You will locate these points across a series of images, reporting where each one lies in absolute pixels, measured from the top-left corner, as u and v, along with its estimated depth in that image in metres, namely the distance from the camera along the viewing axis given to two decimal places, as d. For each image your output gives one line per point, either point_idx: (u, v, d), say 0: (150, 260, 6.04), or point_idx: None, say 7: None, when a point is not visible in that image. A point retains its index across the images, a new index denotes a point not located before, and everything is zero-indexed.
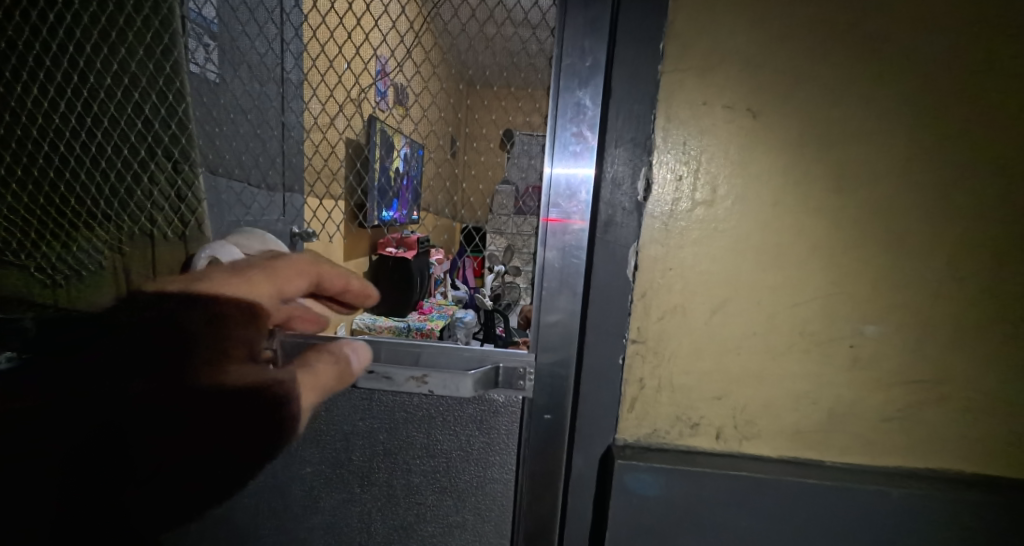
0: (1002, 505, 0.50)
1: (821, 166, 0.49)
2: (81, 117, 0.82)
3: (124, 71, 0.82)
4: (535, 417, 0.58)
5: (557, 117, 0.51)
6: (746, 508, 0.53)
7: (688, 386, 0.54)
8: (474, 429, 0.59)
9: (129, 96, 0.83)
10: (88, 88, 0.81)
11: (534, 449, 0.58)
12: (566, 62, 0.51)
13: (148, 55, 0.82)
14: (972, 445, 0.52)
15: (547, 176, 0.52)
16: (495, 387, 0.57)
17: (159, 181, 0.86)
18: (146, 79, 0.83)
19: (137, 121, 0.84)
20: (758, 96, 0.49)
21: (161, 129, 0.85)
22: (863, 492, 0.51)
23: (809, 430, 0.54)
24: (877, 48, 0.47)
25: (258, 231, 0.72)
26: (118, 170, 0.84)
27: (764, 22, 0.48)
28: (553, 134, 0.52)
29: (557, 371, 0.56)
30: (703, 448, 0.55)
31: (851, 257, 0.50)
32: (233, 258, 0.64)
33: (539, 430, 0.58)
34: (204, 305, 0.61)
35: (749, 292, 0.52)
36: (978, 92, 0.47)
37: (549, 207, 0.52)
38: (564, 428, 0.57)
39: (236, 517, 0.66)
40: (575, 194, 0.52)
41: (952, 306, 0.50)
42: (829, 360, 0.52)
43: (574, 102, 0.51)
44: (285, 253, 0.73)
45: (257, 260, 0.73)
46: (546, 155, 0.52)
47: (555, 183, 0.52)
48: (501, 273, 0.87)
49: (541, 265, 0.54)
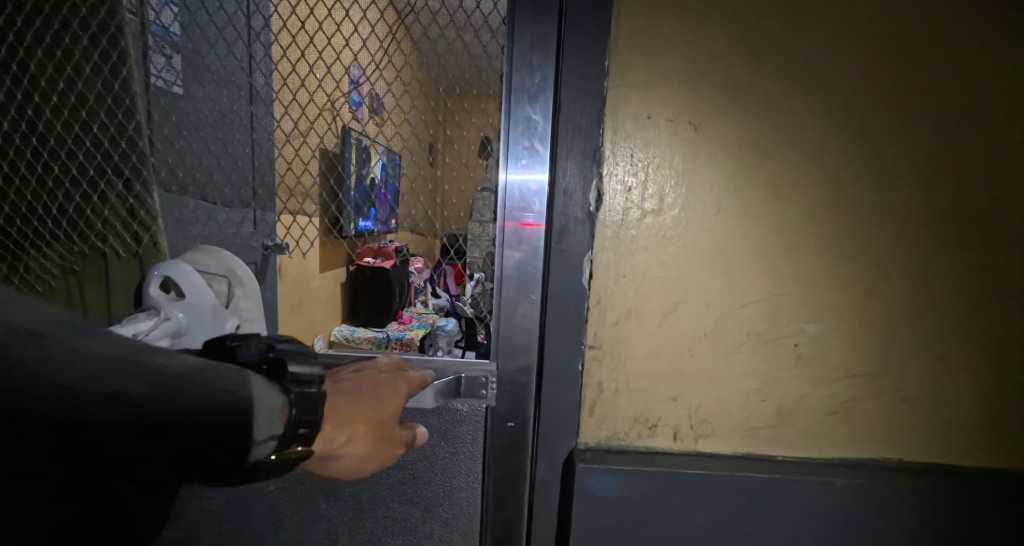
0: (937, 490, 0.53)
1: (760, 175, 0.52)
2: (26, 137, 0.80)
3: (71, 89, 0.80)
4: (499, 424, 0.59)
5: (507, 131, 0.54)
6: (701, 504, 0.55)
7: (644, 389, 0.56)
8: (438, 438, 0.61)
9: (77, 113, 0.81)
10: (33, 107, 0.80)
11: (497, 456, 0.59)
12: (515, 79, 0.53)
13: (96, 73, 0.80)
14: (910, 434, 0.55)
15: (502, 182, 0.54)
16: (457, 397, 0.59)
17: (110, 200, 0.84)
18: (94, 97, 0.81)
19: (86, 138, 0.82)
20: (699, 109, 0.51)
21: (111, 147, 0.82)
22: (810, 483, 0.53)
23: (759, 426, 0.56)
24: (806, 64, 0.51)
25: (213, 249, 0.76)
26: (68, 190, 0.82)
27: (701, 40, 0.50)
28: (505, 148, 0.54)
29: (517, 378, 0.57)
30: (661, 448, 0.57)
31: (792, 259, 0.53)
32: (188, 277, 0.68)
33: (502, 437, 0.59)
34: (157, 324, 0.64)
35: (699, 295, 0.54)
36: (900, 104, 0.51)
37: (505, 216, 0.55)
38: (525, 434, 0.59)
39: (199, 538, 0.65)
40: (528, 203, 0.54)
41: (885, 304, 0.53)
42: (775, 358, 0.55)
43: (525, 117, 0.53)
44: (240, 270, 0.76)
45: (214, 277, 0.76)
46: (499, 165, 0.54)
47: (509, 191, 0.54)
48: (479, 281, 0.88)
49: (499, 274, 0.56)
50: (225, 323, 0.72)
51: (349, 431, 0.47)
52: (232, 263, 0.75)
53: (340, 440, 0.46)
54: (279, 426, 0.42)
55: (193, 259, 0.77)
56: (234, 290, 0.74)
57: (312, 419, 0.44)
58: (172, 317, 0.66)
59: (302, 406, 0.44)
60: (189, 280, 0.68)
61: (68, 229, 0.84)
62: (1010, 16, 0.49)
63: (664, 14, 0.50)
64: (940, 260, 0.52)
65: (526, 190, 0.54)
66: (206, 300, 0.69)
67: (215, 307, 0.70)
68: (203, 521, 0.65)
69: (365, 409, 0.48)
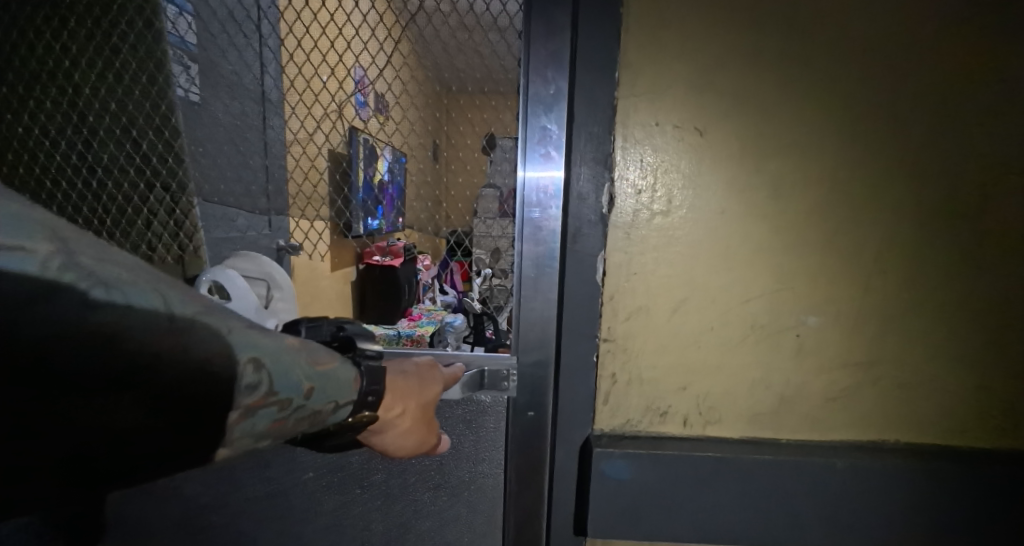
0: (933, 469, 0.56)
1: (762, 176, 0.55)
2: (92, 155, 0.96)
3: (126, 114, 0.96)
4: (520, 414, 0.63)
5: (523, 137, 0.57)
6: (711, 485, 0.58)
7: (655, 379, 0.59)
8: (463, 428, 0.65)
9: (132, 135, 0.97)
10: (97, 130, 0.96)
11: (518, 443, 0.64)
12: (533, 91, 0.57)
13: (146, 98, 0.96)
14: (906, 417, 0.59)
15: (520, 180, 0.58)
16: (481, 389, 0.62)
17: (158, 210, 0.99)
18: (144, 119, 0.97)
19: (139, 156, 0.98)
20: (704, 116, 0.54)
21: (159, 163, 0.98)
22: (812, 465, 0.57)
23: (764, 412, 0.60)
24: (804, 72, 0.54)
25: (253, 255, 0.80)
26: (127, 201, 0.98)
27: (706, 52, 0.54)
28: (523, 148, 0.57)
29: (537, 371, 0.62)
30: (672, 434, 0.61)
31: (792, 255, 0.57)
32: (234, 281, 0.74)
33: (522, 426, 0.63)
34: None
35: (705, 290, 0.58)
36: (893, 107, 0.54)
37: (523, 212, 0.58)
38: (545, 423, 0.63)
39: (241, 523, 0.70)
40: (544, 206, 0.58)
41: (883, 296, 0.57)
42: (778, 349, 0.59)
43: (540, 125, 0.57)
44: (278, 275, 0.80)
45: (254, 281, 0.80)
46: (518, 163, 0.57)
47: (526, 190, 0.58)
48: (490, 277, 0.92)
49: (519, 275, 0.59)
50: (267, 323, 0.77)
51: (402, 404, 0.48)
52: (273, 271, 0.80)
53: (396, 410, 0.47)
54: (354, 393, 0.43)
55: (236, 264, 0.82)
56: (272, 293, 0.79)
57: (379, 388, 0.45)
58: None
59: (371, 376, 0.45)
60: (235, 285, 0.73)
61: (125, 235, 0.99)
62: (1000, 21, 0.52)
63: (671, 27, 0.53)
64: (934, 253, 0.56)
65: (542, 193, 0.57)
66: (251, 302, 0.74)
67: (258, 308, 0.75)
68: (242, 510, 0.70)
69: (414, 388, 0.49)
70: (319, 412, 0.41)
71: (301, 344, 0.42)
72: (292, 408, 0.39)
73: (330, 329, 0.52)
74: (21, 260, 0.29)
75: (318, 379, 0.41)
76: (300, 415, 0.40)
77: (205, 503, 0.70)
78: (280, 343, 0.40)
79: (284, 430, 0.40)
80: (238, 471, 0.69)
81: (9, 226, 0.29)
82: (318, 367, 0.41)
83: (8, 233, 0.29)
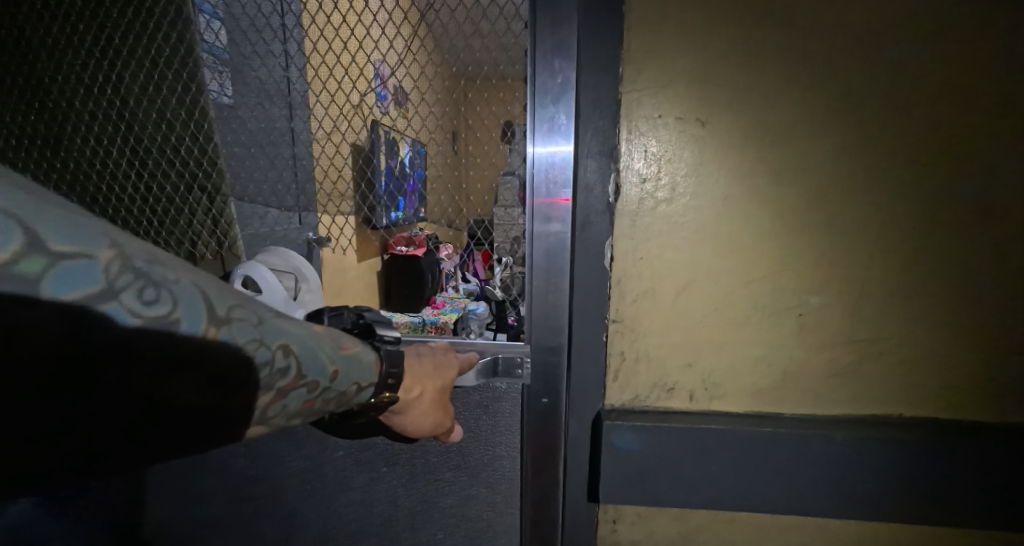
0: (934, 441, 0.59)
1: (762, 164, 0.58)
2: (130, 161, 1.04)
3: (162, 119, 1.04)
4: (535, 400, 0.67)
5: (531, 129, 0.60)
6: (715, 456, 0.62)
7: (662, 356, 0.63)
8: (481, 412, 0.71)
9: (167, 139, 1.05)
10: (133, 136, 1.03)
11: (533, 428, 0.68)
12: (540, 80, 0.59)
13: (180, 104, 1.05)
14: (908, 392, 0.61)
15: (530, 156, 0.60)
16: (496, 376, 0.67)
17: (197, 211, 1.08)
18: (180, 124, 1.05)
19: (176, 159, 1.06)
20: (705, 108, 0.57)
21: (195, 166, 1.07)
22: (812, 436, 0.60)
23: (767, 387, 0.63)
24: (804, 62, 0.56)
25: (281, 251, 0.87)
26: (165, 203, 1.06)
27: (706, 46, 0.56)
28: (532, 123, 0.60)
29: (549, 358, 0.65)
30: (678, 408, 0.65)
31: (793, 238, 0.59)
32: (264, 275, 0.80)
33: (537, 409, 0.67)
34: None
35: (708, 273, 0.61)
36: (893, 92, 0.55)
37: (534, 184, 0.61)
38: (558, 409, 0.67)
39: (286, 492, 0.77)
40: (554, 194, 0.61)
41: (884, 275, 0.59)
42: (781, 328, 0.61)
43: (548, 116, 0.59)
44: (305, 267, 0.87)
45: (282, 274, 0.87)
46: (528, 137, 0.60)
47: (537, 163, 0.60)
48: (507, 264, 0.97)
49: (530, 261, 0.63)
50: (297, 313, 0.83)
51: (419, 386, 0.53)
52: (301, 267, 0.86)
53: (415, 391, 0.52)
54: (375, 375, 0.47)
55: (264, 260, 0.88)
56: (300, 285, 0.86)
57: (400, 371, 0.49)
58: None
59: (390, 359, 0.49)
60: (265, 281, 0.80)
61: (166, 237, 1.06)
62: (1002, 2, 0.53)
63: (672, 23, 0.56)
64: (935, 232, 0.57)
65: (553, 183, 0.60)
66: (279, 294, 0.80)
67: (286, 300, 0.81)
68: (286, 480, 0.77)
69: (431, 372, 0.54)
70: (345, 393, 0.44)
71: (324, 331, 0.45)
72: (320, 390, 0.42)
73: (351, 317, 0.58)
74: (85, 268, 0.29)
75: (343, 361, 0.44)
76: (327, 396, 0.42)
77: (253, 474, 0.78)
78: (308, 329, 0.43)
79: (311, 413, 0.42)
80: (281, 445, 0.76)
81: (70, 233, 0.29)
82: (342, 351, 0.45)
83: (70, 240, 0.29)
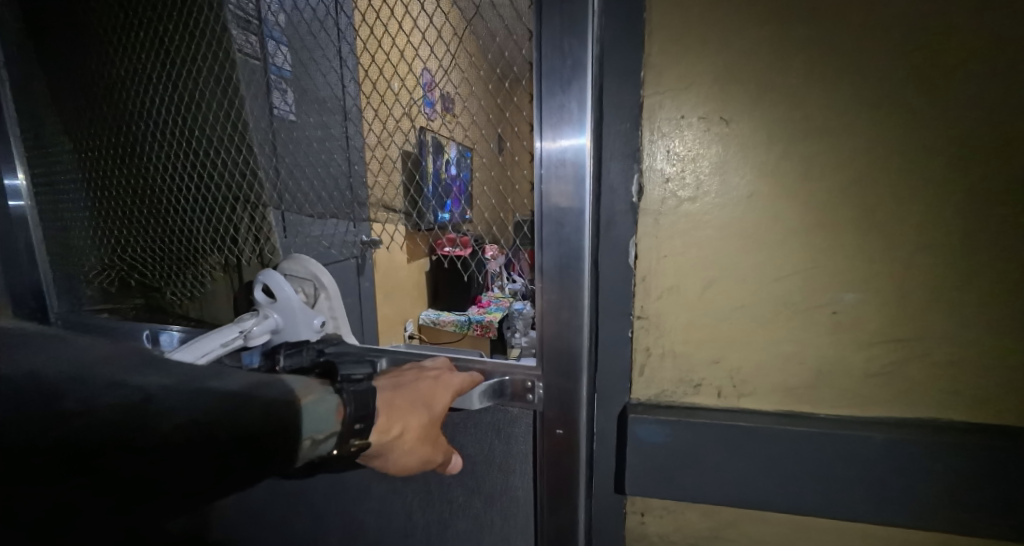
0: (985, 447, 0.56)
1: (789, 161, 0.58)
2: (186, 177, 1.18)
3: (209, 140, 1.17)
4: (550, 430, 0.71)
5: (540, 126, 0.63)
6: (744, 453, 0.62)
7: (688, 352, 0.64)
8: (495, 435, 0.77)
9: (214, 158, 1.17)
10: (189, 154, 1.17)
11: (548, 455, 0.72)
12: (547, 65, 0.61)
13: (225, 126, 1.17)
14: (958, 395, 0.58)
15: (538, 149, 0.63)
16: (505, 399, 0.72)
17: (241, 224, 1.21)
18: (225, 144, 1.17)
19: (221, 176, 1.18)
20: (728, 108, 0.58)
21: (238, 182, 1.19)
22: (847, 437, 0.59)
23: (799, 386, 0.63)
24: (833, 55, 0.55)
25: (300, 259, 0.90)
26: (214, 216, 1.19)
27: (729, 46, 0.57)
28: (539, 117, 0.63)
29: (563, 383, 0.68)
30: (706, 404, 0.65)
31: (823, 234, 0.58)
32: (280, 285, 0.86)
33: (558, 415, 0.70)
34: (260, 324, 0.86)
35: (734, 270, 0.61)
36: (933, 82, 0.53)
37: (540, 172, 0.64)
38: (573, 440, 0.70)
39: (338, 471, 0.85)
40: (560, 179, 0.63)
41: (926, 272, 0.57)
42: (812, 326, 0.61)
43: (558, 106, 0.61)
44: (322, 275, 0.89)
45: (303, 280, 0.90)
46: (534, 134, 0.63)
47: (544, 153, 0.63)
48: None
49: (542, 250, 0.66)
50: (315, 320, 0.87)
51: (396, 428, 0.65)
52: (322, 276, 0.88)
53: (392, 432, 0.65)
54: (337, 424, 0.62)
55: (289, 266, 0.93)
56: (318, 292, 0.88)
57: (364, 415, 0.63)
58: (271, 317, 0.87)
59: (356, 405, 0.63)
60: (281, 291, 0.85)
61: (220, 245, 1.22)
62: None
63: (692, 27, 0.57)
64: (982, 229, 0.54)
65: (559, 179, 0.63)
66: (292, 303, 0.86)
67: (302, 308, 0.86)
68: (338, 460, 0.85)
69: (412, 414, 0.66)
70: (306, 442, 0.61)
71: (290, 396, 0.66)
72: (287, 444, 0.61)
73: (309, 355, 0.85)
74: None
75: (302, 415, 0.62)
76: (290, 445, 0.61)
77: None
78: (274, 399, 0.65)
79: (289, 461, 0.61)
80: None
81: None
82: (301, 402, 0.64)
83: None
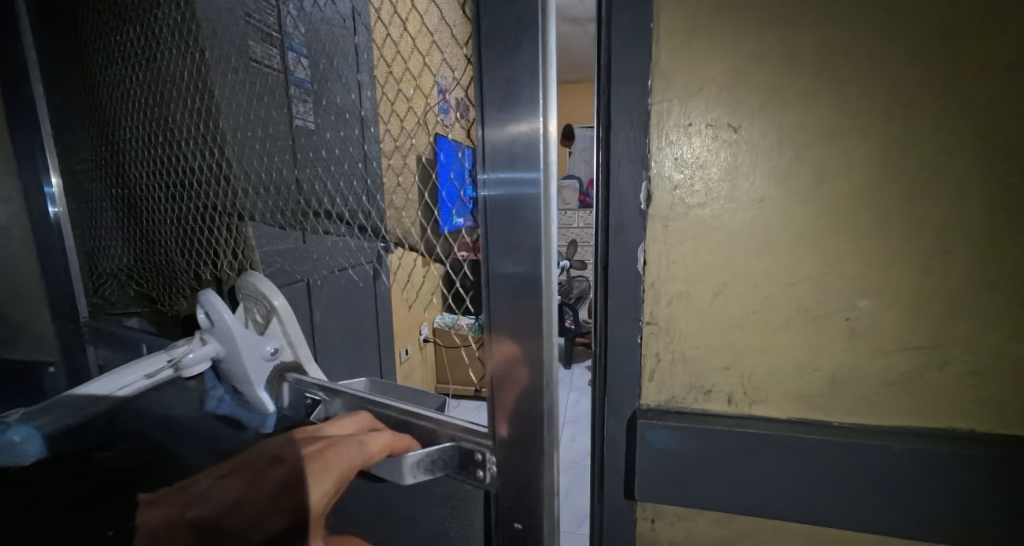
0: (1008, 459, 0.54)
1: (799, 167, 0.57)
2: (178, 188, 1.22)
3: (194, 152, 1.19)
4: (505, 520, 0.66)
5: (484, 108, 0.57)
6: (756, 461, 0.61)
7: (698, 358, 0.64)
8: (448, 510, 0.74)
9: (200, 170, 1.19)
10: (179, 166, 1.20)
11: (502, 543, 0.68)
12: (490, 29, 0.55)
13: (207, 139, 1.18)
14: (980, 405, 0.57)
15: (484, 138, 0.57)
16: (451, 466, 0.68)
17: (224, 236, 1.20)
18: (207, 156, 1.18)
19: (206, 188, 1.20)
20: (738, 114, 0.58)
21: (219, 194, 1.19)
22: (863, 446, 0.58)
23: (814, 393, 0.61)
24: (846, 60, 0.54)
25: (250, 279, 0.92)
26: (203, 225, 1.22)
27: (739, 52, 0.56)
28: (485, 95, 0.56)
29: (519, 464, 0.63)
30: (717, 411, 0.65)
31: (837, 239, 0.57)
32: (218, 310, 0.87)
33: (516, 451, 0.62)
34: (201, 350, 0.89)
35: (745, 276, 0.61)
36: (948, 85, 0.52)
37: (489, 172, 0.57)
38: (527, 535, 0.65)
39: None
40: (512, 167, 0.56)
41: (945, 278, 0.55)
42: (827, 333, 0.59)
43: (504, 83, 0.55)
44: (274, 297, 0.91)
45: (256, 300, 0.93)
46: (480, 118, 0.57)
47: (494, 138, 0.56)
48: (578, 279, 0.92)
49: (485, 248, 0.60)
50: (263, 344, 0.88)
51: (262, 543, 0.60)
52: (269, 298, 0.91)
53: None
54: None
55: (242, 286, 0.96)
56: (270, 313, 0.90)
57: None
58: (213, 342, 0.90)
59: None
60: (219, 314, 0.86)
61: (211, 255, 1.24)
62: None
63: (702, 34, 0.57)
64: (1004, 235, 0.53)
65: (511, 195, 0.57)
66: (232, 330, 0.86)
67: (247, 332, 0.87)
68: None
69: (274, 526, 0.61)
70: None
71: None
72: None
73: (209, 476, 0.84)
74: None
75: None
76: None
77: None
78: None
79: None
80: None
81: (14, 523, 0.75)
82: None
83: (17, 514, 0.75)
